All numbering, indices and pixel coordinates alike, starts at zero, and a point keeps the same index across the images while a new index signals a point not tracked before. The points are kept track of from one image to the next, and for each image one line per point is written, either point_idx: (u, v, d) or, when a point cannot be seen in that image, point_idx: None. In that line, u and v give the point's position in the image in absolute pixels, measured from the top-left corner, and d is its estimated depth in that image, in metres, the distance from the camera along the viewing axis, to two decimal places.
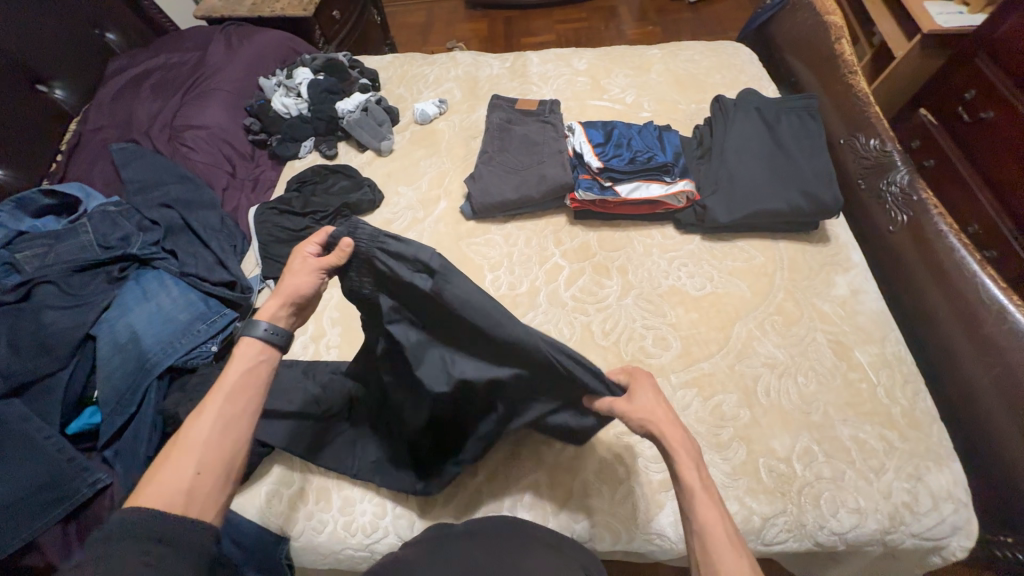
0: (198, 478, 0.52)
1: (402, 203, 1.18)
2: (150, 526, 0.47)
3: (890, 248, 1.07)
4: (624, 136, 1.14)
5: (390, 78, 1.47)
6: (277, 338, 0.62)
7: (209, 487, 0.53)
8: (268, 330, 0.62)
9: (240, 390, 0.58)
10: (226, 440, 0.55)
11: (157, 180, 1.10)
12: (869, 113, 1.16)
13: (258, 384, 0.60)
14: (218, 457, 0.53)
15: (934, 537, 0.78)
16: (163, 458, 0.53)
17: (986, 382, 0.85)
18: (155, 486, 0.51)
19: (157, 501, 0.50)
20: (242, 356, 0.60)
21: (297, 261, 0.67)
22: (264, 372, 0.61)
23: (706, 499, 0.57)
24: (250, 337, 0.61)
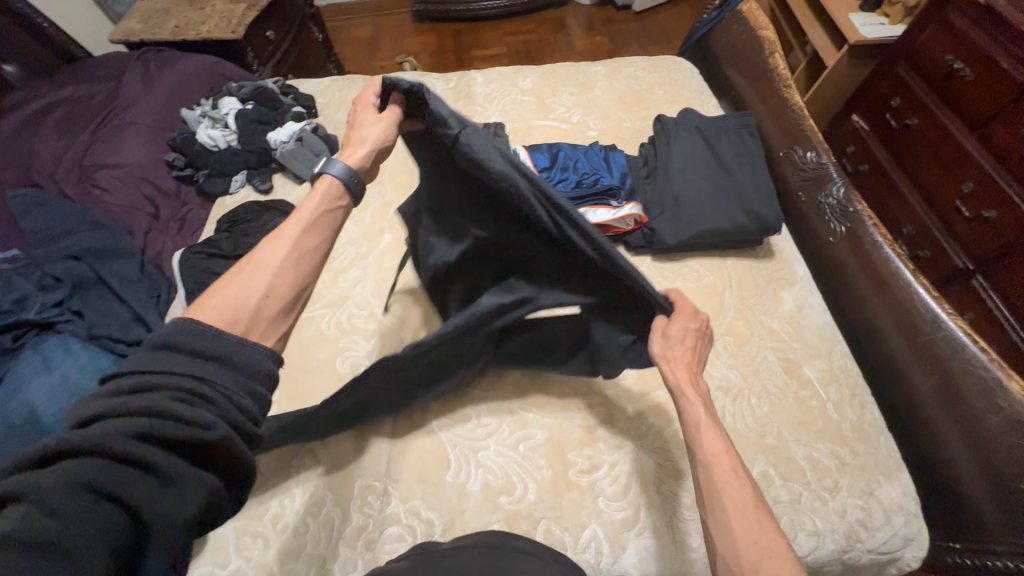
0: (267, 299, 0.53)
1: (344, 238, 1.12)
2: (216, 330, 0.48)
3: (832, 258, 1.09)
4: (570, 158, 1.12)
5: (329, 103, 1.41)
6: (353, 181, 0.65)
7: (275, 310, 0.54)
8: (345, 170, 0.64)
9: (315, 227, 0.60)
10: (296, 271, 0.56)
11: (63, 229, 0.99)
12: (805, 125, 1.19)
13: (326, 222, 0.62)
14: (287, 286, 0.55)
15: (889, 550, 0.78)
16: (236, 272, 0.54)
17: (927, 389, 0.87)
18: (224, 294, 0.52)
19: (228, 307, 0.51)
20: (320, 191, 0.62)
21: (360, 112, 0.70)
22: (334, 214, 0.63)
23: (711, 431, 0.61)
24: (330, 176, 0.63)
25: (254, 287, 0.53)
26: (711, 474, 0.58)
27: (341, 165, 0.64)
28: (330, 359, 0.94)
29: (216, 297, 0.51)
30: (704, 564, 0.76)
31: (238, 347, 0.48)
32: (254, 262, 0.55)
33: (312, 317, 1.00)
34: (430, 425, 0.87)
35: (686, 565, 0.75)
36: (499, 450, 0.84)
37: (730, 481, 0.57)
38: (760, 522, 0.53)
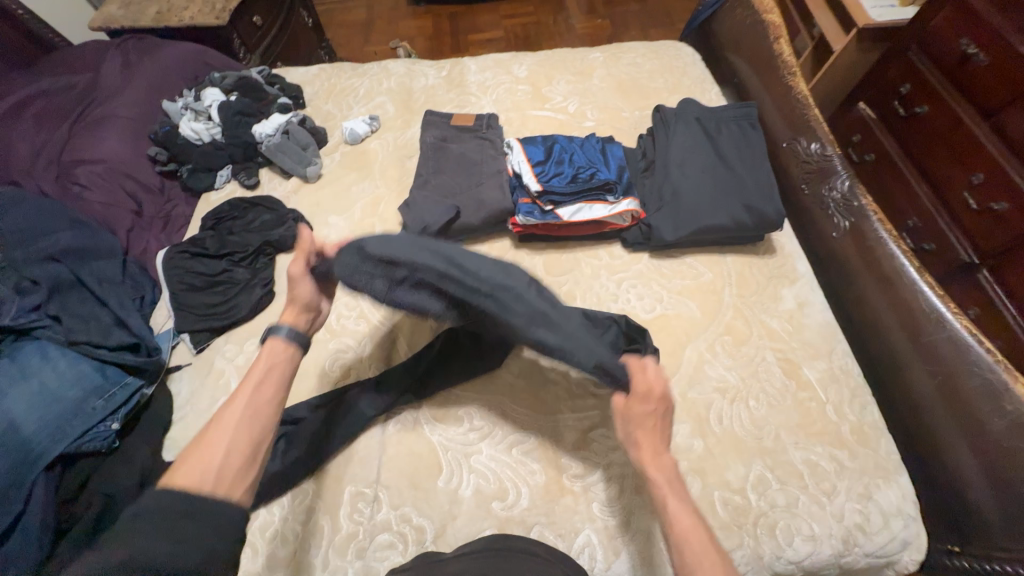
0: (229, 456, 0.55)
1: (333, 235, 1.09)
2: (180, 504, 0.49)
3: (836, 254, 1.06)
4: (566, 151, 1.08)
5: (317, 93, 1.36)
6: (298, 340, 0.70)
7: (237, 470, 0.55)
8: (290, 331, 0.70)
9: (268, 380, 0.63)
10: (253, 427, 0.58)
11: (42, 228, 0.96)
12: (809, 115, 1.14)
13: (277, 376, 0.65)
14: (247, 442, 0.57)
15: (886, 554, 0.77)
16: (201, 437, 0.56)
17: (930, 390, 0.85)
18: (189, 466, 0.53)
19: (194, 480, 0.52)
20: (266, 353, 0.66)
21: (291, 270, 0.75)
22: (284, 369, 0.67)
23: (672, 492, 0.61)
24: (276, 338, 0.69)
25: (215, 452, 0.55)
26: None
27: (286, 327, 0.70)
28: (319, 362, 0.92)
29: (179, 468, 0.53)
30: None
31: (212, 500, 0.51)
32: (216, 425, 0.57)
33: None
34: (421, 429, 0.86)
35: None
36: (492, 454, 0.83)
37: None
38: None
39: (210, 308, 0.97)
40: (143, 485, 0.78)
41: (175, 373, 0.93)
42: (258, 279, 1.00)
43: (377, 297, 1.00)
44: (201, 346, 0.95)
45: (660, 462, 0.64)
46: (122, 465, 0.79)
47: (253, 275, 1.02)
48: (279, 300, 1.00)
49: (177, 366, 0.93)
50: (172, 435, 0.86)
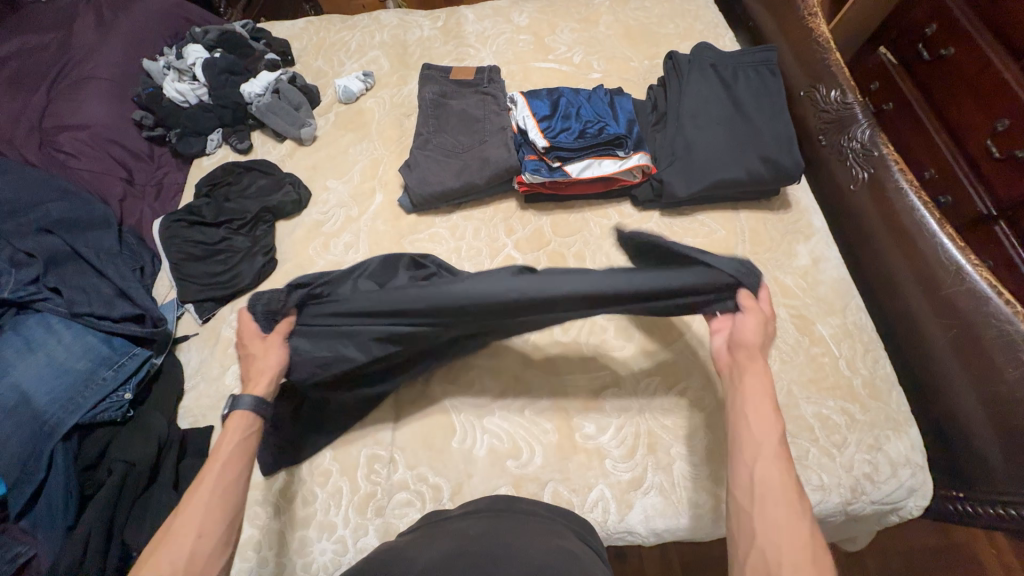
0: (199, 544, 0.52)
1: (333, 201, 1.05)
2: None
3: (851, 206, 1.03)
4: (573, 104, 1.03)
5: (305, 48, 1.28)
6: (263, 408, 0.64)
7: (210, 549, 0.52)
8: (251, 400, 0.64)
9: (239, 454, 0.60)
10: (223, 501, 0.56)
11: (31, 199, 0.92)
12: (830, 61, 1.09)
13: (246, 459, 0.60)
14: (219, 534, 0.54)
15: (893, 501, 0.79)
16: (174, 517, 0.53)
17: (943, 341, 0.85)
18: (155, 557, 0.50)
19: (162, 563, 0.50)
20: (230, 431, 0.62)
21: (253, 347, 0.70)
22: (251, 446, 0.62)
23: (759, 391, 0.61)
24: (240, 409, 0.63)
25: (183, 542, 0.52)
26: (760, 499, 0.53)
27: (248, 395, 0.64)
28: None
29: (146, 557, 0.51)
30: (709, 519, 0.77)
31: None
32: (180, 512, 0.54)
33: None
34: (432, 392, 0.86)
35: (693, 520, 0.77)
36: (505, 415, 0.84)
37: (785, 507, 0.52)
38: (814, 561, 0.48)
39: (212, 278, 0.95)
40: (162, 453, 0.79)
41: (182, 343, 0.92)
42: (259, 246, 0.98)
43: None
44: (206, 316, 0.93)
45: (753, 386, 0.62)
46: (138, 435, 0.79)
47: (253, 243, 0.99)
48: (281, 267, 0.98)
49: (185, 336, 0.93)
50: (185, 404, 0.86)
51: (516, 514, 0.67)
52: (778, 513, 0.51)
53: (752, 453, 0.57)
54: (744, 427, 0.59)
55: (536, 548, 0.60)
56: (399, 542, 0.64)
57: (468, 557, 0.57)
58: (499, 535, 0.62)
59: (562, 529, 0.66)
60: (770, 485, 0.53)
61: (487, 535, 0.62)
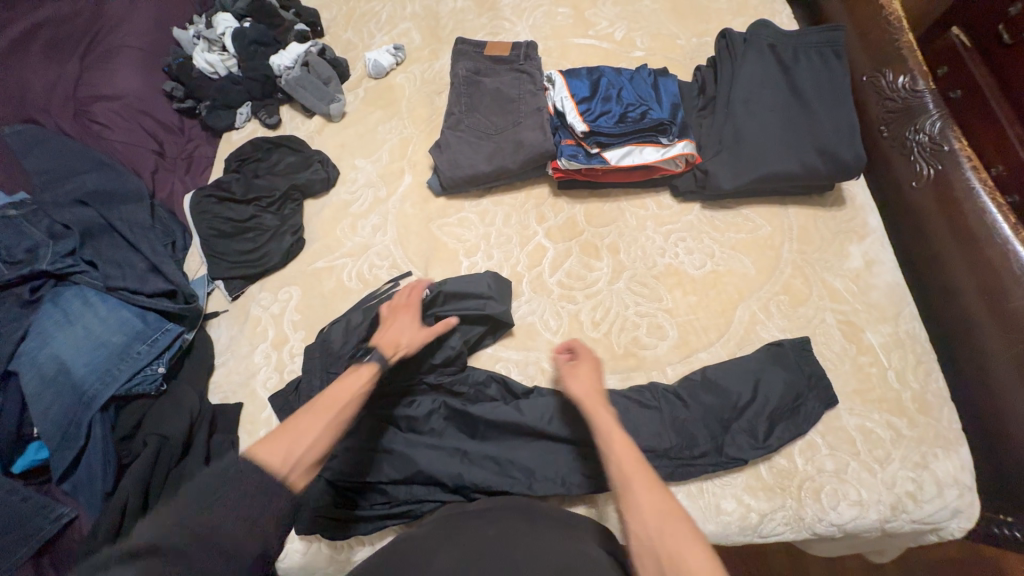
0: (309, 451, 0.61)
1: (361, 180, 1.03)
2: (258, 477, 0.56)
3: (911, 206, 0.96)
4: (613, 86, 0.97)
5: (335, 19, 1.24)
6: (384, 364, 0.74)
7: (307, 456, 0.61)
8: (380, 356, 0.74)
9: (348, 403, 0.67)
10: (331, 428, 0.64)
11: (66, 170, 0.92)
12: (901, 42, 1.00)
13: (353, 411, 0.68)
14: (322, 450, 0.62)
15: (935, 521, 0.76)
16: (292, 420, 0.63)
17: (1005, 358, 0.79)
18: (273, 443, 0.60)
19: (275, 454, 0.59)
20: (363, 371, 0.71)
21: (403, 312, 0.81)
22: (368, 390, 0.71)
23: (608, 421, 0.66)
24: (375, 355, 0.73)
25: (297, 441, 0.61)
26: (626, 488, 0.59)
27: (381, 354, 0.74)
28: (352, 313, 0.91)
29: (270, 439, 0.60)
30: (736, 527, 0.75)
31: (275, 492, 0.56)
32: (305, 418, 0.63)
33: (333, 267, 0.95)
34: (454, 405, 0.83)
35: (719, 526, 0.75)
36: None
37: (647, 491, 0.58)
38: (679, 528, 0.54)
39: (242, 256, 0.94)
40: (194, 427, 0.81)
41: (213, 319, 0.93)
42: (288, 225, 0.97)
43: (410, 246, 0.96)
44: (236, 293, 0.94)
45: (592, 393, 0.71)
46: (171, 409, 0.81)
47: (282, 221, 0.98)
48: (309, 248, 0.97)
49: (216, 312, 0.94)
50: (216, 380, 0.88)
51: (542, 518, 0.65)
52: (640, 495, 0.57)
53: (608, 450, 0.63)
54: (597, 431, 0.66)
55: (551, 557, 0.57)
56: (418, 533, 0.63)
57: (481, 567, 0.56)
58: (519, 540, 0.60)
59: (586, 535, 0.64)
60: (631, 475, 0.60)
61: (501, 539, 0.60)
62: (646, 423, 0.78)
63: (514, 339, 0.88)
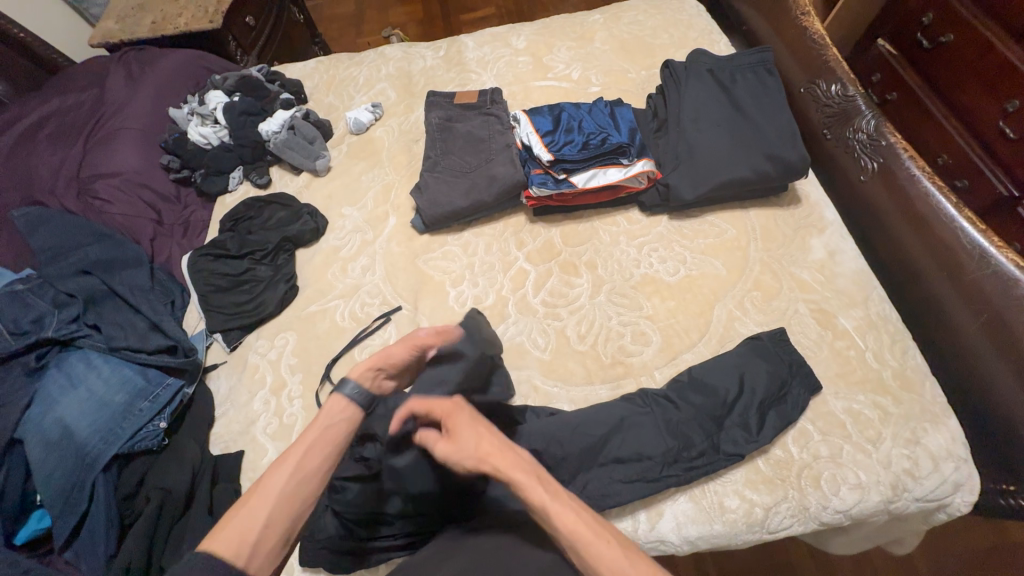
0: (268, 531, 0.52)
1: (349, 226, 1.09)
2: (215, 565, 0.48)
3: (863, 198, 1.02)
4: (574, 118, 1.06)
5: (317, 86, 1.36)
6: (362, 399, 0.66)
7: (275, 540, 0.53)
8: (354, 388, 0.66)
9: (321, 443, 0.60)
10: (303, 497, 0.56)
11: (72, 244, 0.98)
12: (827, 56, 1.11)
13: (337, 443, 0.62)
14: (289, 521, 0.54)
15: (937, 497, 0.76)
16: (242, 503, 0.54)
17: (975, 329, 0.83)
18: (231, 527, 0.52)
19: (235, 541, 0.51)
20: (330, 411, 0.63)
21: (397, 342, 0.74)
22: (343, 435, 0.63)
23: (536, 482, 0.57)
24: (341, 395, 0.65)
25: (259, 515, 0.53)
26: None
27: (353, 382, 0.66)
28: (346, 351, 0.94)
29: (223, 527, 0.51)
30: (743, 525, 0.75)
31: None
32: (258, 493, 0.54)
33: (326, 309, 0.99)
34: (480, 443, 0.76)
35: (726, 525, 0.75)
36: None
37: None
38: None
39: (238, 308, 0.98)
40: (196, 479, 0.82)
41: (212, 371, 0.96)
42: (281, 274, 1.02)
43: (398, 282, 1.01)
44: (234, 345, 0.98)
45: (509, 462, 0.58)
46: (173, 463, 0.82)
47: (275, 271, 1.03)
48: (302, 293, 1.02)
49: (214, 365, 0.97)
50: (216, 431, 0.89)
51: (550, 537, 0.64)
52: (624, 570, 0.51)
53: (596, 555, 0.52)
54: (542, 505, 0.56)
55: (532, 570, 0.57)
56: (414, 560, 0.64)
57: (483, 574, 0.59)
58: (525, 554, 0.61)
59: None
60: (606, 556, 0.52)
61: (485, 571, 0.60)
62: (643, 428, 0.79)
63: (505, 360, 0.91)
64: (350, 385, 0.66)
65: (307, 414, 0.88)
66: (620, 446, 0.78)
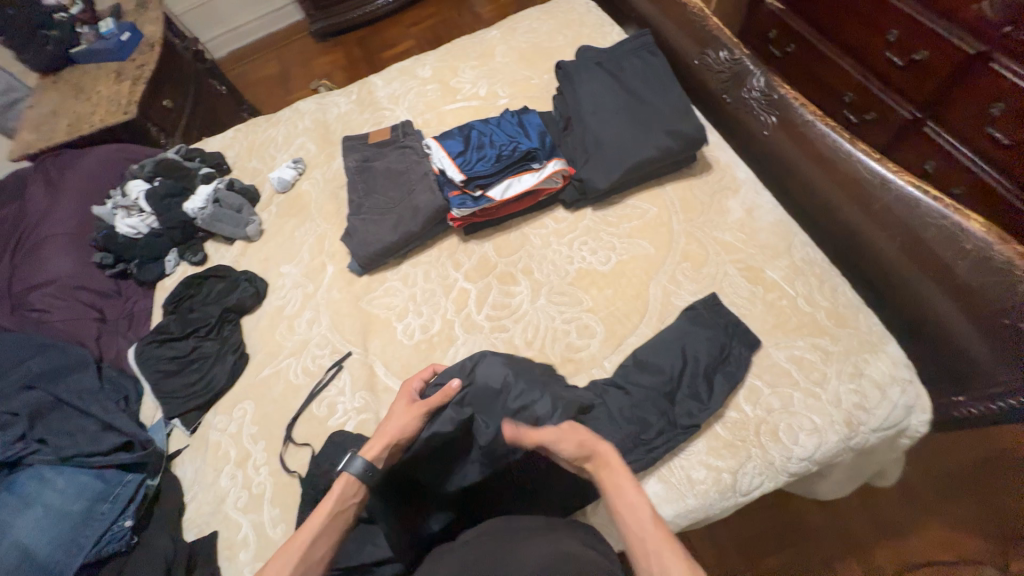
0: None
1: (289, 283, 1.10)
2: None
3: (771, 149, 1.05)
4: (484, 134, 1.09)
5: (239, 153, 1.37)
6: (368, 480, 0.70)
7: None
8: (363, 469, 0.70)
9: (327, 532, 0.66)
10: None
11: (13, 360, 0.98)
12: (711, 27, 1.17)
13: (342, 525, 0.68)
14: None
15: (894, 423, 0.78)
16: None
17: (895, 251, 0.85)
18: None
19: None
20: (340, 491, 0.69)
21: (397, 405, 0.79)
22: (347, 516, 0.69)
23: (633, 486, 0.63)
24: (350, 474, 0.70)
25: None
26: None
27: (359, 461, 0.70)
28: (304, 408, 0.94)
29: None
30: (715, 493, 0.75)
31: None
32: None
33: (279, 370, 0.99)
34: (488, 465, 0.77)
35: (699, 497, 0.75)
36: None
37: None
38: None
39: (190, 389, 0.98)
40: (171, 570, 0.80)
41: (176, 458, 0.95)
42: (228, 346, 1.02)
43: (345, 329, 1.02)
44: (194, 426, 0.97)
45: (611, 461, 0.66)
46: (144, 560, 0.80)
47: (222, 343, 1.03)
48: (253, 360, 1.02)
49: (178, 451, 0.96)
50: (187, 517, 0.88)
51: (521, 539, 0.64)
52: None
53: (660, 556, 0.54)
54: (620, 510, 0.61)
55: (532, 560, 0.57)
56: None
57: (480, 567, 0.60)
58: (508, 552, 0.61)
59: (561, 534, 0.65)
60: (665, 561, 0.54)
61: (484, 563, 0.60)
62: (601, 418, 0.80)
63: None
64: (358, 465, 0.70)
65: (275, 480, 0.88)
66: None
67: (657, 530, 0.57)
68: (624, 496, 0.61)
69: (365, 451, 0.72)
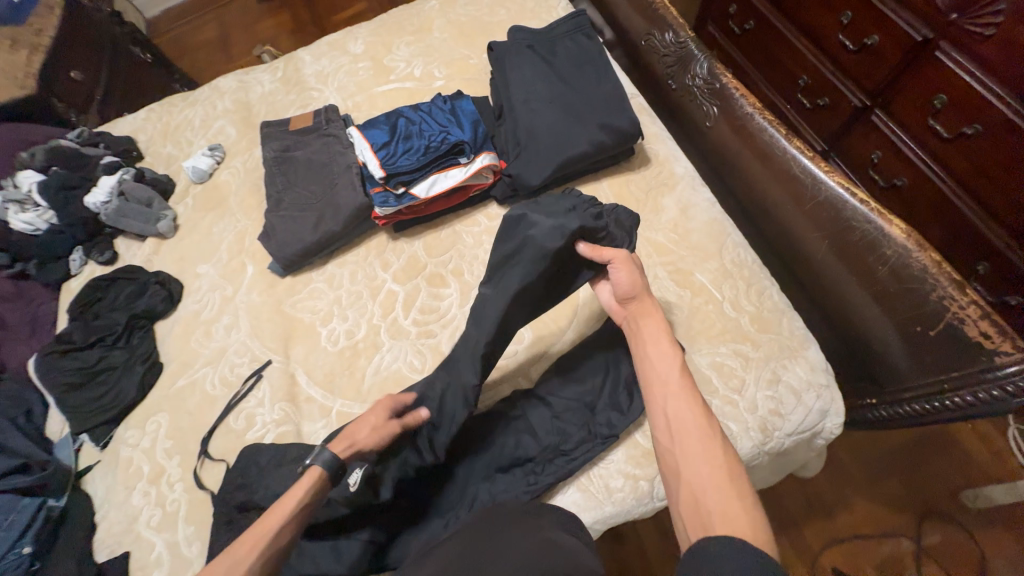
0: None
1: (205, 286, 1.03)
2: None
3: (712, 142, 1.01)
4: (411, 123, 1.01)
5: (152, 138, 1.25)
6: (333, 477, 0.67)
7: None
8: (328, 465, 0.66)
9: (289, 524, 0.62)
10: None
11: None
12: (657, 4, 1.09)
13: (304, 517, 0.64)
14: None
15: (808, 427, 0.78)
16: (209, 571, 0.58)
17: (823, 253, 0.83)
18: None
19: None
20: (310, 481, 0.65)
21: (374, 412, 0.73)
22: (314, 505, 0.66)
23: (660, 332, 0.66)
24: (317, 466, 0.66)
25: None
26: (676, 442, 0.56)
27: (328, 454, 0.67)
28: (220, 420, 0.89)
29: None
30: (633, 500, 0.76)
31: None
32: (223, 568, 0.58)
33: (195, 381, 0.94)
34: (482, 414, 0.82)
35: (616, 505, 0.76)
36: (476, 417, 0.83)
37: (705, 471, 0.52)
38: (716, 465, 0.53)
39: (96, 403, 0.92)
40: None
41: (87, 475, 0.90)
42: (137, 355, 0.96)
43: (265, 335, 0.96)
44: (104, 441, 0.91)
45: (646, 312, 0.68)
46: None
47: (131, 353, 0.97)
48: (167, 369, 0.96)
49: (87, 468, 0.91)
50: (98, 537, 0.84)
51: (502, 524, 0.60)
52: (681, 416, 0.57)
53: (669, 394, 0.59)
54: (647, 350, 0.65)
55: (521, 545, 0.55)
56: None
57: (475, 555, 0.55)
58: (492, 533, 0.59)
59: (546, 523, 0.60)
60: (676, 401, 0.58)
61: (474, 546, 0.57)
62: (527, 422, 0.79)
63: (385, 391, 0.88)
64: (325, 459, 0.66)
65: (190, 497, 0.84)
66: (500, 455, 0.77)
67: (680, 379, 0.60)
68: (650, 341, 0.65)
69: (335, 443, 0.69)
